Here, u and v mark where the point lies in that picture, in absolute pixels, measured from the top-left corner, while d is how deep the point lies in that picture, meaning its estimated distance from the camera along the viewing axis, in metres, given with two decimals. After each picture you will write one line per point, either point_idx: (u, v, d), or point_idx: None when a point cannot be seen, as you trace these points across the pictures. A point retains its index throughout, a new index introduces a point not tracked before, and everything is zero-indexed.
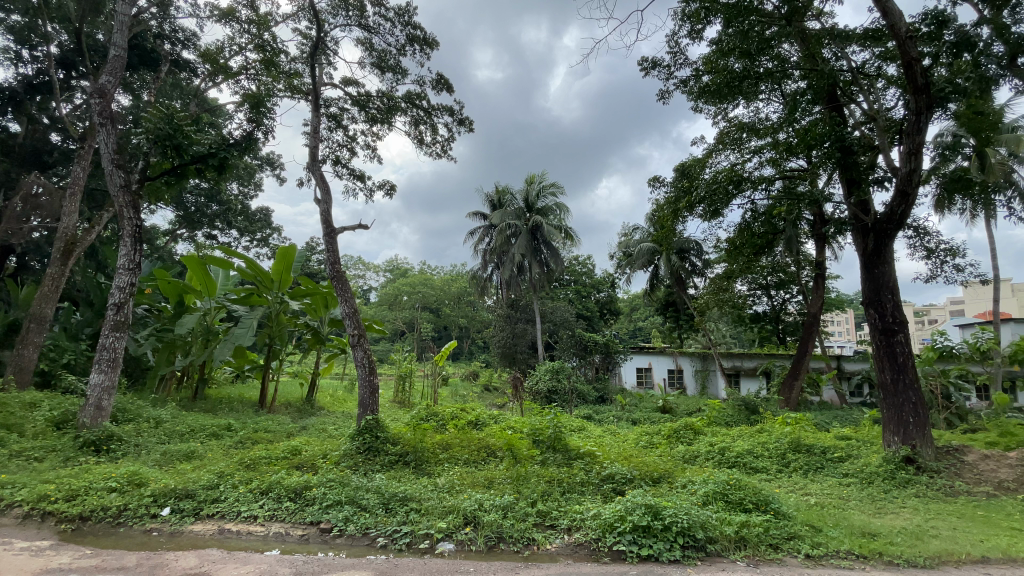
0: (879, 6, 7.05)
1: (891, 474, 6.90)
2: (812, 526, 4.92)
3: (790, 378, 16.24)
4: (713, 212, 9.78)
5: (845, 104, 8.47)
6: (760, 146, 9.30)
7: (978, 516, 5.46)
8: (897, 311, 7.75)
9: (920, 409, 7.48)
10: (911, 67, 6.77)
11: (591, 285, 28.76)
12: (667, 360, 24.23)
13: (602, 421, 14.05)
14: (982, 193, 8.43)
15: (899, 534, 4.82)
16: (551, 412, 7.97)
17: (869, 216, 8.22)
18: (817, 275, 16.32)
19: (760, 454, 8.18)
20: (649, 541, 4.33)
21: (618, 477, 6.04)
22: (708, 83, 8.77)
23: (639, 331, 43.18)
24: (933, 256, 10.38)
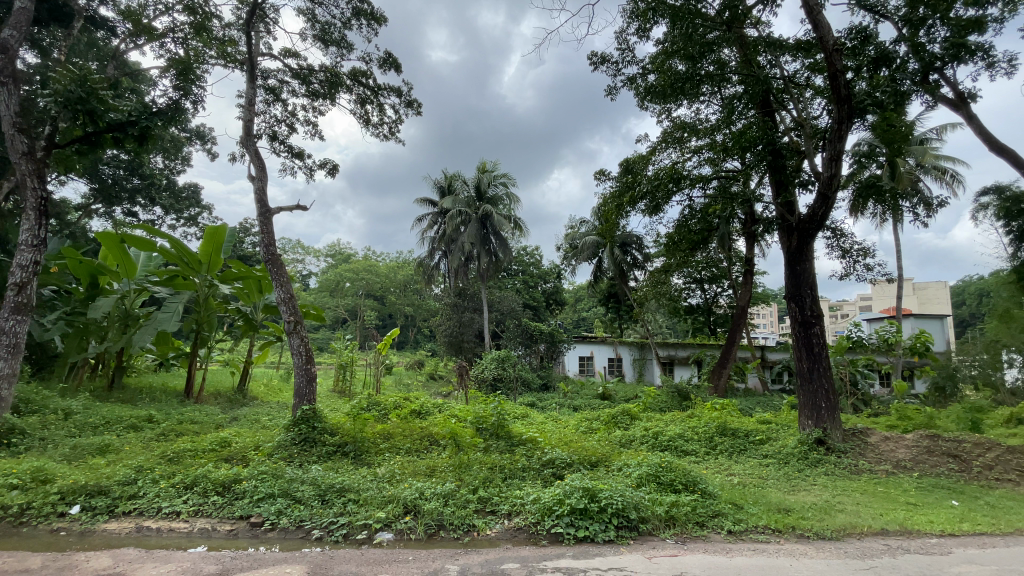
0: (811, 19, 7.52)
1: (804, 454, 7.52)
2: (734, 504, 5.29)
3: (719, 366, 17.28)
4: (654, 208, 10.09)
5: (777, 110, 9.00)
6: (699, 146, 9.70)
7: (877, 492, 6.07)
8: (814, 305, 8.42)
9: (831, 395, 8.19)
10: (835, 80, 7.29)
11: (538, 276, 29.18)
12: (608, 349, 25.03)
13: (545, 408, 14.34)
14: (891, 199, 9.23)
15: (809, 509, 5.29)
16: (495, 401, 8.08)
17: (793, 217, 8.82)
18: (747, 271, 17.38)
19: (690, 438, 8.67)
20: (585, 523, 4.50)
21: (558, 462, 6.20)
22: (654, 83, 9.03)
23: (583, 321, 44.37)
24: (847, 256, 11.30)
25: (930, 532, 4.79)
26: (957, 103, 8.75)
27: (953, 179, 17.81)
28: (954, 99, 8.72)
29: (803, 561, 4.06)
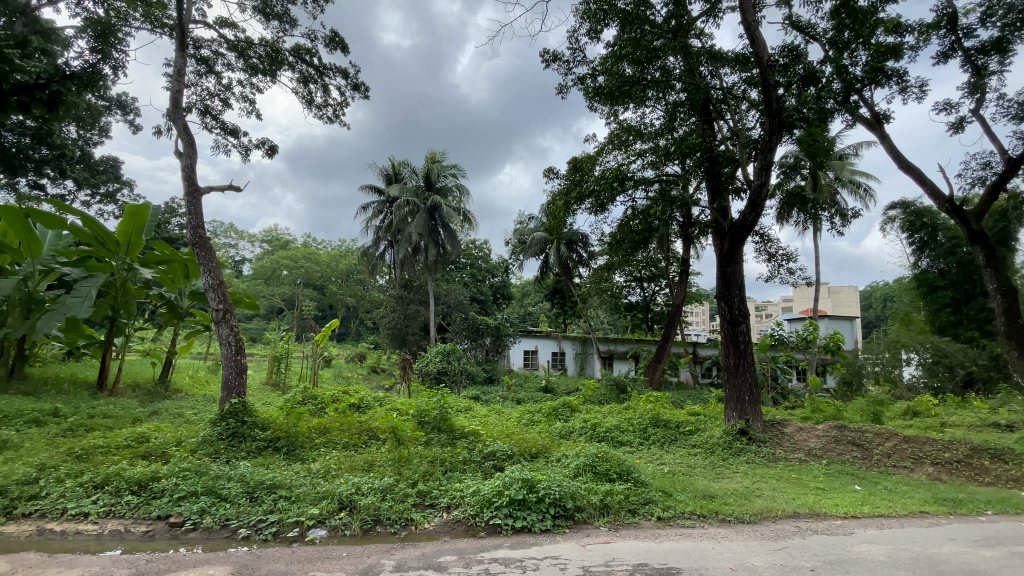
0: (750, 34, 7.97)
1: (729, 444, 8.04)
2: (664, 491, 5.57)
3: (655, 361, 18.07)
4: (599, 208, 10.35)
5: (716, 119, 9.49)
6: (643, 149, 10.04)
7: (791, 478, 6.60)
8: (742, 305, 8.96)
9: (753, 389, 8.78)
10: (768, 94, 7.78)
11: (486, 270, 29.19)
12: (552, 343, 25.49)
13: (488, 401, 14.42)
14: (813, 209, 9.97)
15: (732, 495, 5.67)
16: (438, 394, 8.04)
17: (726, 221, 9.35)
18: (684, 271, 18.25)
19: (625, 429, 9.03)
20: (523, 514, 4.58)
21: (499, 454, 6.26)
22: (603, 84, 9.22)
23: (529, 316, 44.94)
24: (773, 260, 12.12)
25: (836, 514, 5.27)
26: (872, 124, 9.59)
27: (866, 194, 19.52)
28: (870, 119, 9.54)
29: (724, 544, 4.35)
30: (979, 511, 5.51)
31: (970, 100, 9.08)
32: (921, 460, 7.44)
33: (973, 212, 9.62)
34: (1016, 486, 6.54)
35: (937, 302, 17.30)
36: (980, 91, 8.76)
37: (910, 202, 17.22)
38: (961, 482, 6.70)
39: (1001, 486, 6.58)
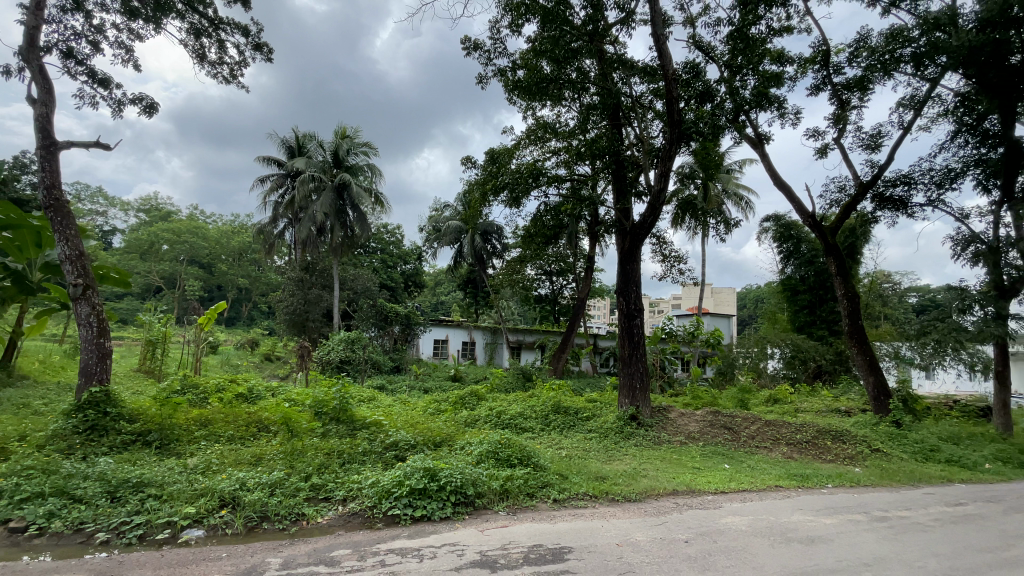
0: (658, 47, 8.51)
1: (620, 428, 8.65)
2: (560, 474, 5.86)
3: (559, 351, 18.82)
4: (513, 201, 10.49)
5: (624, 125, 10.02)
6: (558, 147, 10.35)
7: (673, 459, 7.27)
8: (638, 300, 9.62)
9: (644, 377, 9.51)
10: (671, 106, 8.38)
11: (397, 256, 28.35)
12: (462, 332, 25.49)
13: (394, 391, 14.12)
14: (703, 216, 10.93)
15: (621, 475, 6.12)
16: (338, 383, 7.71)
17: (629, 222, 9.95)
18: (591, 267, 19.17)
19: (528, 415, 9.34)
20: (423, 502, 4.57)
21: (402, 443, 6.15)
22: (522, 78, 9.35)
23: (440, 305, 44.55)
24: (666, 260, 13.14)
25: (708, 490, 5.92)
26: (756, 143, 10.71)
27: (746, 207, 21.72)
28: (754, 138, 10.65)
29: (612, 521, 4.69)
30: (820, 484, 6.48)
31: (833, 130, 10.50)
32: (778, 441, 8.55)
33: (829, 228, 11.15)
34: (849, 462, 7.76)
35: (798, 304, 19.90)
36: (842, 123, 10.14)
37: (782, 216, 19.41)
38: (808, 459, 7.82)
39: (838, 462, 7.78)
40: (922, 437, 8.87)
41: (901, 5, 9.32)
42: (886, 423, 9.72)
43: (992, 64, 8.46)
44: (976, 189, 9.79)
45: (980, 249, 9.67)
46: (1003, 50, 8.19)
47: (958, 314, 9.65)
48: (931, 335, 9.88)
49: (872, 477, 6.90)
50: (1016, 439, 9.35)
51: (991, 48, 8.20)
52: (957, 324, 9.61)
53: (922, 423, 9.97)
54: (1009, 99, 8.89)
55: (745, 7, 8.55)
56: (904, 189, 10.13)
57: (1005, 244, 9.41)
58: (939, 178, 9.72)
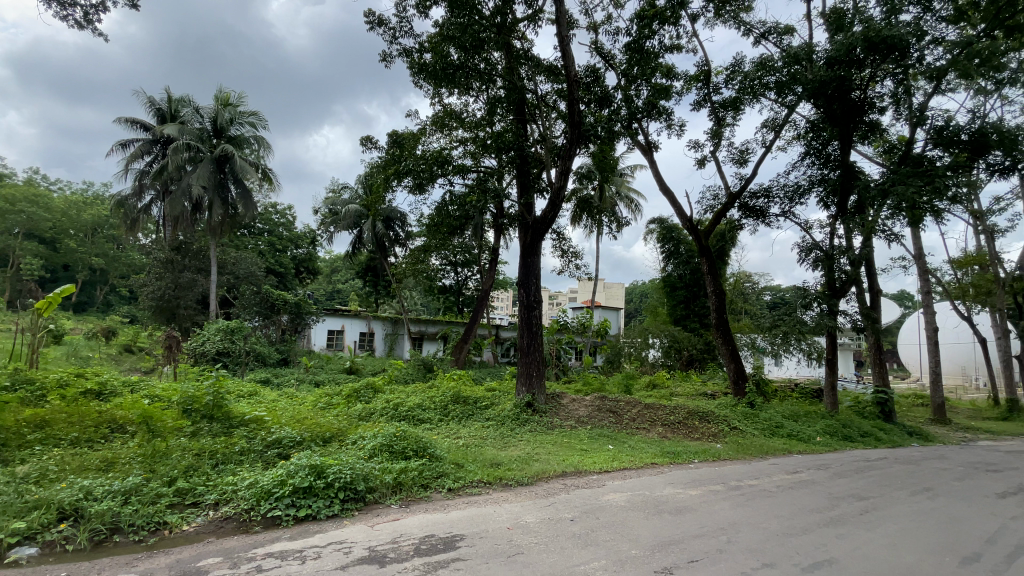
0: (563, 48, 8.80)
1: (516, 415, 8.92)
2: (456, 464, 5.89)
3: (461, 342, 18.79)
4: (416, 187, 10.23)
5: (529, 121, 10.24)
6: (464, 136, 10.29)
7: (564, 443, 7.67)
8: (537, 292, 9.90)
9: (541, 366, 9.86)
10: (573, 107, 8.72)
11: (287, 239, 26.30)
12: (360, 322, 24.40)
13: (280, 385, 13.15)
14: (599, 214, 11.54)
15: (515, 461, 6.31)
16: (213, 377, 6.99)
17: (531, 216, 10.19)
18: (494, 259, 19.43)
19: (427, 406, 9.26)
20: (308, 501, 4.32)
21: (286, 441, 5.73)
22: (428, 62, 9.15)
23: (336, 294, 42.51)
24: (565, 255, 13.71)
25: (593, 470, 6.34)
26: (647, 149, 11.54)
27: (636, 209, 23.41)
28: (645, 145, 11.47)
29: (505, 506, 4.83)
30: (689, 460, 7.25)
31: (711, 144, 11.66)
32: (655, 422, 9.40)
33: (704, 231, 12.39)
34: (713, 439, 8.78)
35: (676, 299, 21.97)
36: (719, 138, 11.30)
37: (665, 220, 21.28)
38: (680, 438, 8.70)
39: (704, 439, 8.77)
40: (769, 415, 10.31)
41: (769, 38, 10.59)
42: (743, 404, 11.12)
43: (837, 97, 10.09)
44: (818, 204, 11.49)
45: (819, 255, 11.38)
46: (846, 86, 9.81)
47: (801, 310, 11.27)
48: (780, 328, 11.43)
49: (729, 452, 7.88)
50: (838, 415, 11.20)
51: (837, 84, 9.77)
52: (800, 319, 11.20)
53: (770, 404, 11.56)
54: (847, 129, 10.58)
55: (642, 21, 9.12)
56: (764, 200, 11.59)
57: (837, 252, 11.18)
58: (791, 193, 11.27)
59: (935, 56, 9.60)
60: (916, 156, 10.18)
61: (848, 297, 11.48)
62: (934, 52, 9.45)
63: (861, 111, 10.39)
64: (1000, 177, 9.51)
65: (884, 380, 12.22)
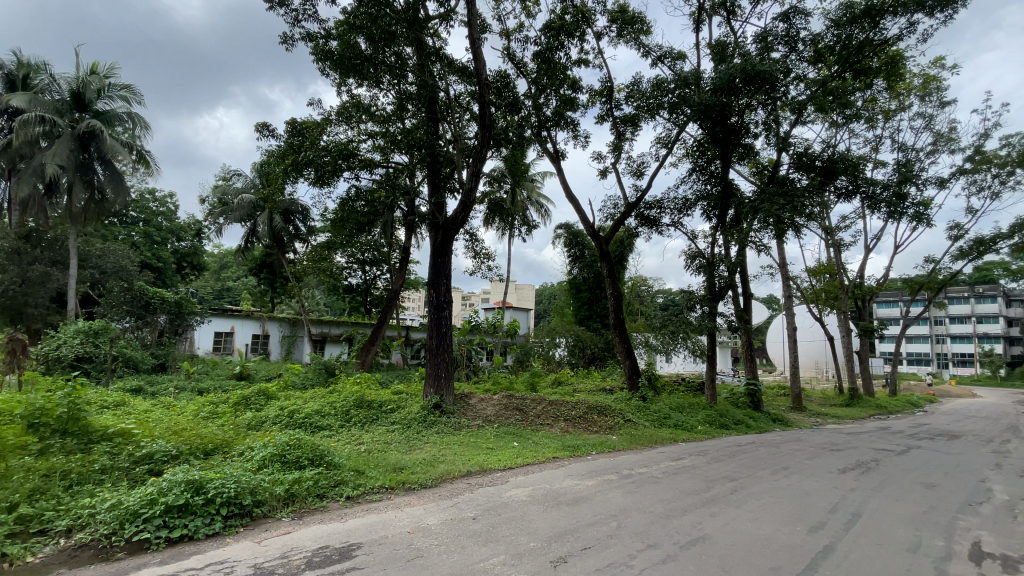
0: (474, 50, 8.87)
1: (423, 417, 8.81)
2: (356, 470, 5.68)
3: (367, 344, 18.15)
4: (318, 180, 9.70)
5: (440, 121, 10.20)
6: (373, 130, 9.99)
7: (470, 442, 7.73)
8: (447, 293, 9.83)
9: (449, 367, 9.80)
10: (484, 109, 8.80)
11: (167, 230, 23.56)
12: (253, 324, 22.58)
13: (155, 393, 11.78)
14: (510, 217, 11.73)
15: (419, 464, 6.24)
16: (70, 386, 6.10)
17: (441, 216, 10.12)
18: (404, 258, 19.03)
19: (326, 412, 8.81)
20: (184, 521, 3.93)
21: (158, 456, 5.16)
22: (334, 50, 8.75)
23: (227, 292, 39.01)
24: (475, 256, 13.77)
25: (497, 468, 6.45)
26: (555, 157, 12.01)
27: (545, 213, 24.19)
28: (553, 153, 11.92)
29: (406, 510, 4.75)
30: (587, 452, 7.66)
31: (611, 155, 12.42)
32: (558, 418, 9.80)
33: (605, 237, 13.14)
34: (609, 431, 9.36)
35: (581, 300, 23.07)
36: (619, 150, 12.06)
37: (572, 225, 22.27)
38: (580, 432, 9.16)
39: (601, 432, 9.31)
40: (659, 408, 11.21)
41: (664, 61, 11.52)
42: (637, 398, 11.98)
43: (721, 121, 11.21)
44: (702, 217, 12.73)
45: (703, 262, 12.60)
46: (726, 111, 10.83)
47: (687, 311, 12.39)
48: (669, 327, 12.48)
49: (624, 443, 8.43)
50: (717, 406, 12.47)
51: (720, 108, 10.73)
52: (686, 319, 12.33)
53: (659, 397, 12.57)
54: (727, 150, 11.83)
55: (551, 32, 9.48)
56: (658, 210, 12.57)
57: (717, 259, 12.45)
58: (680, 205, 12.35)
59: (798, 92, 11.05)
60: (781, 177, 11.65)
61: (726, 300, 12.82)
62: (798, 87, 10.87)
63: (739, 135, 11.61)
64: (844, 199, 11.18)
65: (754, 373, 13.81)
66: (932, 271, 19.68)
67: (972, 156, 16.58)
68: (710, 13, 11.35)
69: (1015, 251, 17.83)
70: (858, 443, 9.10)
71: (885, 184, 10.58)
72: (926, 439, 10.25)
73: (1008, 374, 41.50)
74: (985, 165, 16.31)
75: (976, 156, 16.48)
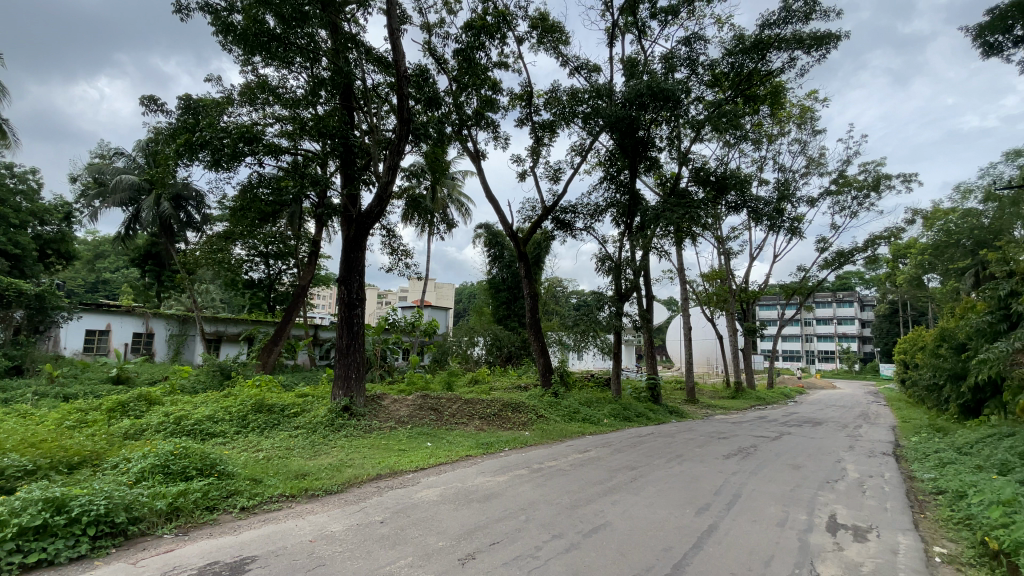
0: (393, 41, 8.63)
1: (330, 421, 8.42)
2: (252, 479, 5.31)
3: (270, 343, 17.00)
4: (215, 164, 8.91)
5: (355, 111, 9.82)
6: (281, 114, 9.37)
7: (381, 445, 7.52)
8: (359, 290, 9.46)
9: (360, 368, 9.43)
10: (402, 101, 8.59)
11: (27, 211, 20.34)
12: (134, 321, 20.19)
13: (4, 401, 10.13)
14: (428, 214, 11.55)
15: (324, 469, 5.96)
16: None
17: (354, 209, 9.72)
18: (313, 252, 18.03)
19: (221, 418, 8.12)
20: (41, 544, 3.43)
21: (10, 472, 4.46)
22: (238, 24, 8.10)
23: (102, 285, 34.51)
24: (392, 253, 13.41)
25: (408, 469, 6.36)
26: (475, 157, 12.04)
27: (465, 212, 24.15)
28: (474, 153, 11.96)
29: (308, 518, 4.53)
30: (499, 449, 7.79)
31: (530, 159, 12.72)
32: (472, 416, 9.85)
33: (523, 238, 13.39)
34: (522, 427, 9.60)
35: (499, 300, 23.38)
36: (537, 154, 12.38)
37: (492, 226, 22.45)
38: (493, 429, 9.28)
39: (514, 428, 9.52)
40: (569, 403, 11.69)
41: (581, 72, 12.01)
42: (549, 394, 12.37)
43: (630, 134, 11.92)
44: (612, 223, 13.45)
45: (612, 265, 13.29)
46: (635, 125, 11.54)
47: (597, 311, 13.04)
48: (581, 326, 13.05)
49: (536, 439, 8.67)
50: (621, 400, 13.25)
51: (628, 122, 11.39)
52: (596, 318, 12.98)
53: (569, 393, 13.08)
54: (636, 160, 12.62)
55: (471, 31, 9.51)
56: (572, 214, 13.06)
57: (625, 263, 13.21)
58: (592, 211, 12.94)
59: (697, 111, 12.05)
60: (682, 189, 12.65)
61: (631, 301, 13.64)
62: (697, 107, 11.87)
63: (646, 147, 12.43)
64: (733, 212, 12.36)
65: (654, 369, 14.85)
66: (804, 278, 22.39)
67: (836, 180, 19.10)
68: (623, 30, 12.01)
69: (867, 263, 20.80)
70: (741, 431, 10.12)
71: (766, 200, 11.83)
72: (795, 426, 11.65)
73: (859, 368, 48.40)
74: (846, 187, 18.89)
75: (839, 179, 19.01)
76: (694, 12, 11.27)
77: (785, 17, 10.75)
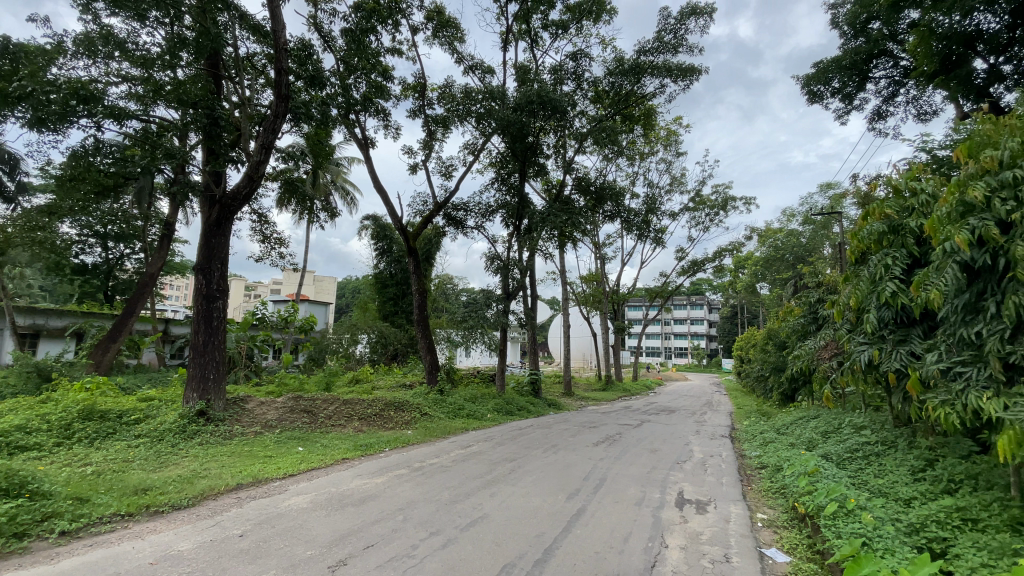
0: (272, 10, 7.90)
1: (182, 428, 7.47)
2: (77, 498, 4.53)
3: (106, 340, 14.61)
4: (37, 123, 7.40)
5: (224, 79, 8.83)
6: (131, 73, 8.10)
7: (244, 452, 6.86)
8: (221, 281, 8.53)
9: (220, 367, 8.48)
10: (279, 76, 7.90)
11: None
12: None
13: None
14: (306, 200, 10.76)
15: (171, 483, 5.28)
16: None
17: (218, 189, 8.72)
18: (164, 235, 15.79)
19: (34, 428, 6.77)
20: None
21: None
22: None
23: None
24: (265, 241, 12.30)
25: (275, 476, 5.89)
26: (364, 144, 11.51)
27: (351, 202, 22.95)
28: (362, 140, 11.44)
29: (150, 539, 3.98)
30: (379, 450, 7.57)
31: (422, 152, 12.53)
32: (351, 417, 9.42)
33: (412, 233, 13.10)
34: (404, 426, 9.44)
35: (385, 296, 22.64)
36: (429, 149, 12.22)
37: (379, 218, 21.60)
38: (373, 429, 8.98)
39: (396, 428, 9.31)
40: (454, 399, 11.76)
41: (475, 71, 12.11)
42: (434, 391, 12.30)
43: (521, 139, 12.32)
44: (502, 224, 13.76)
45: (499, 264, 13.58)
46: (524, 130, 11.93)
47: (485, 308, 13.25)
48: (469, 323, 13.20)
49: (418, 437, 8.58)
50: (505, 395, 13.65)
51: (518, 126, 11.72)
52: (484, 315, 13.20)
53: (454, 389, 13.11)
54: (525, 164, 13.08)
55: (361, 13, 9.07)
56: (463, 212, 13.11)
57: (512, 263, 13.58)
58: (482, 210, 13.12)
59: (581, 124, 12.88)
60: (566, 196, 13.38)
61: (517, 300, 14.09)
62: (581, 120, 12.68)
63: (535, 152, 12.94)
64: (610, 221, 13.38)
65: (535, 365, 15.52)
66: (665, 283, 25.03)
67: (694, 198, 21.62)
68: (516, 36, 12.35)
69: (715, 272, 23.89)
70: (609, 421, 11.03)
71: (637, 212, 13.02)
72: (656, 415, 12.99)
73: (707, 363, 55.45)
74: (701, 205, 21.51)
75: (696, 198, 21.56)
76: (582, 30, 12.00)
77: (657, 48, 11.94)
